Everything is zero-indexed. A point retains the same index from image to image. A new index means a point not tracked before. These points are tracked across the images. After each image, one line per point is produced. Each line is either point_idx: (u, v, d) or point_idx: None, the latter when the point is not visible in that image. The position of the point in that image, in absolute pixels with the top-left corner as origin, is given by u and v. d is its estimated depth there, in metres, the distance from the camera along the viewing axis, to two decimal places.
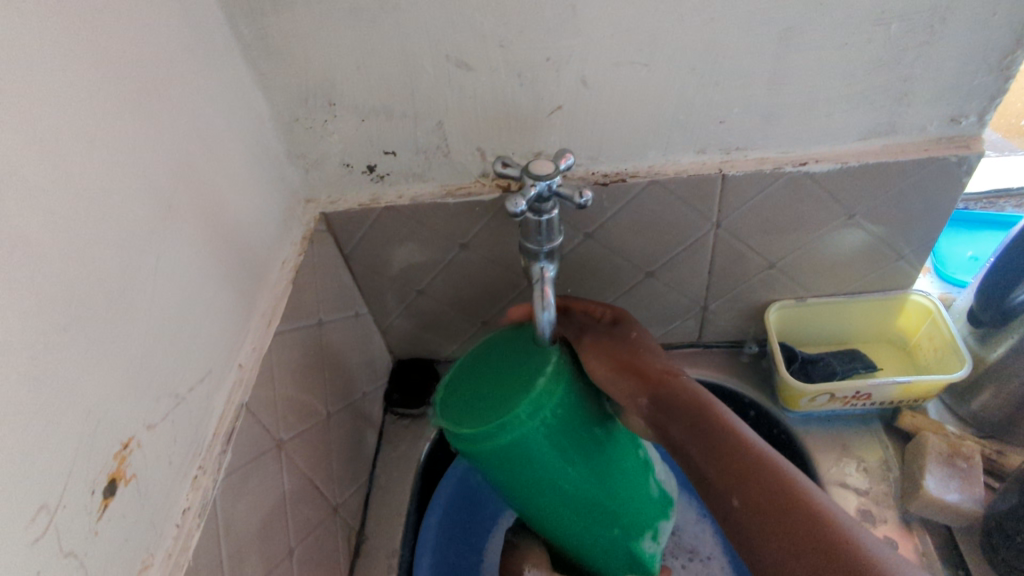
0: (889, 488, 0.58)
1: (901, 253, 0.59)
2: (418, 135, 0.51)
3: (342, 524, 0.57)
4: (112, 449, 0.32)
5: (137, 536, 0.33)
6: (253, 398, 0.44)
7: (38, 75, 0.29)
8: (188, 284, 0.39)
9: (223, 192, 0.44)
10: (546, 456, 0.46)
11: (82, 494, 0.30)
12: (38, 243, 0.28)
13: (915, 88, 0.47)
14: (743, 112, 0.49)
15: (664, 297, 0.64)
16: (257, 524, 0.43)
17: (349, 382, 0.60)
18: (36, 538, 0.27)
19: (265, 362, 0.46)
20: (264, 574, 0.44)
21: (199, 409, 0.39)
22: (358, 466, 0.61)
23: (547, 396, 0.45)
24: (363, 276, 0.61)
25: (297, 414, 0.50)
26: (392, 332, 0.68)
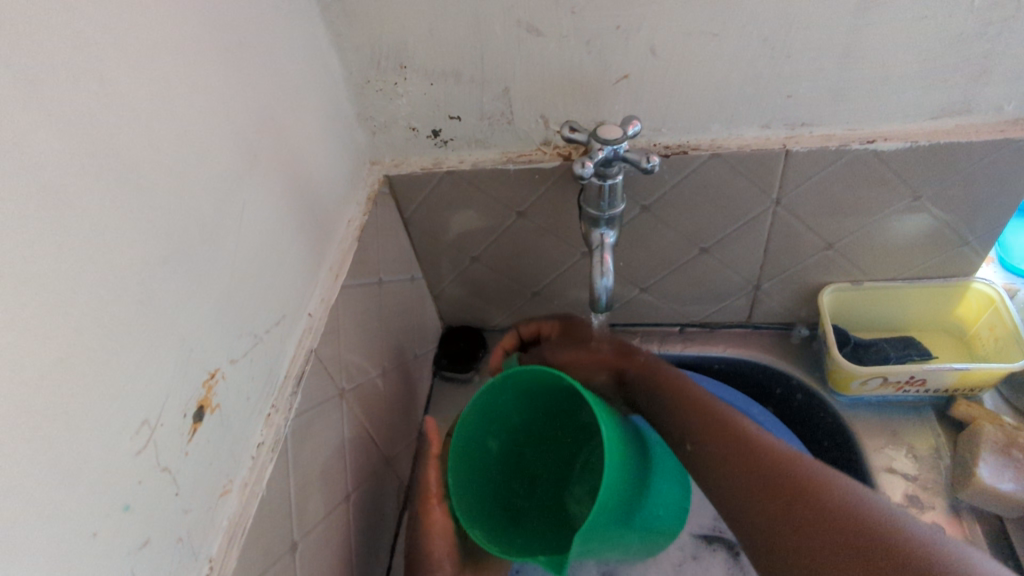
0: (939, 476, 0.58)
1: (966, 240, 0.58)
2: (484, 101, 0.52)
3: (394, 477, 0.59)
4: (201, 378, 0.34)
5: (220, 463, 0.36)
6: (322, 345, 0.46)
7: (149, 23, 0.31)
8: (269, 232, 0.41)
9: (299, 147, 0.45)
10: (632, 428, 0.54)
11: (177, 417, 0.32)
12: (150, 180, 0.31)
13: (996, 64, 0.46)
14: (814, 85, 0.48)
15: (717, 275, 0.64)
16: (321, 465, 0.46)
17: (403, 341, 0.62)
18: (139, 450, 0.29)
19: (333, 313, 0.48)
20: (325, 514, 0.46)
21: (275, 349, 0.42)
22: (409, 424, 0.63)
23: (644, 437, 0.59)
24: (420, 239, 0.63)
25: (358, 367, 0.52)
26: (444, 297, 0.70)
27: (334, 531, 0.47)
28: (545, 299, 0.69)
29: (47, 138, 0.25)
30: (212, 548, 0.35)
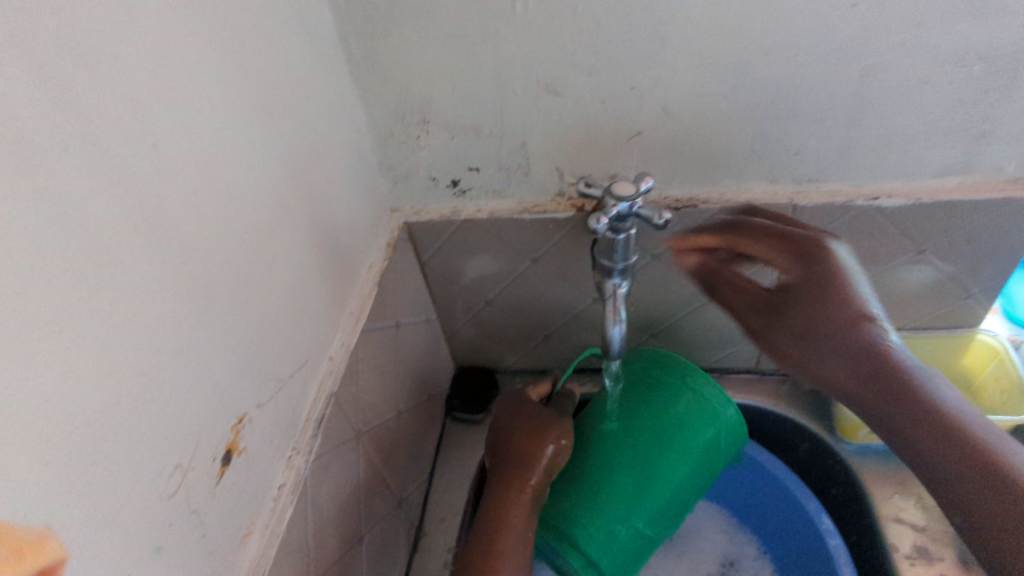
0: (948, 526, 0.57)
1: (970, 291, 0.59)
2: (502, 154, 0.54)
3: (405, 518, 0.59)
4: (230, 422, 0.35)
5: (244, 506, 0.36)
6: (341, 388, 0.47)
7: (197, 87, 0.33)
8: (296, 279, 0.43)
9: (327, 197, 0.47)
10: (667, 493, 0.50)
11: (207, 460, 0.33)
12: (192, 234, 0.33)
13: (995, 128, 0.48)
14: (821, 144, 0.50)
15: (726, 322, 0.65)
16: (337, 506, 0.46)
17: (417, 383, 0.63)
18: (172, 493, 0.31)
19: (352, 356, 0.49)
20: (340, 556, 0.47)
21: (298, 393, 0.43)
22: (421, 465, 0.64)
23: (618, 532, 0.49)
24: (436, 283, 0.65)
25: (374, 408, 0.54)
26: (457, 339, 0.71)
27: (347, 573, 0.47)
28: (557, 343, 0.70)
29: (103, 199, 0.27)
30: None
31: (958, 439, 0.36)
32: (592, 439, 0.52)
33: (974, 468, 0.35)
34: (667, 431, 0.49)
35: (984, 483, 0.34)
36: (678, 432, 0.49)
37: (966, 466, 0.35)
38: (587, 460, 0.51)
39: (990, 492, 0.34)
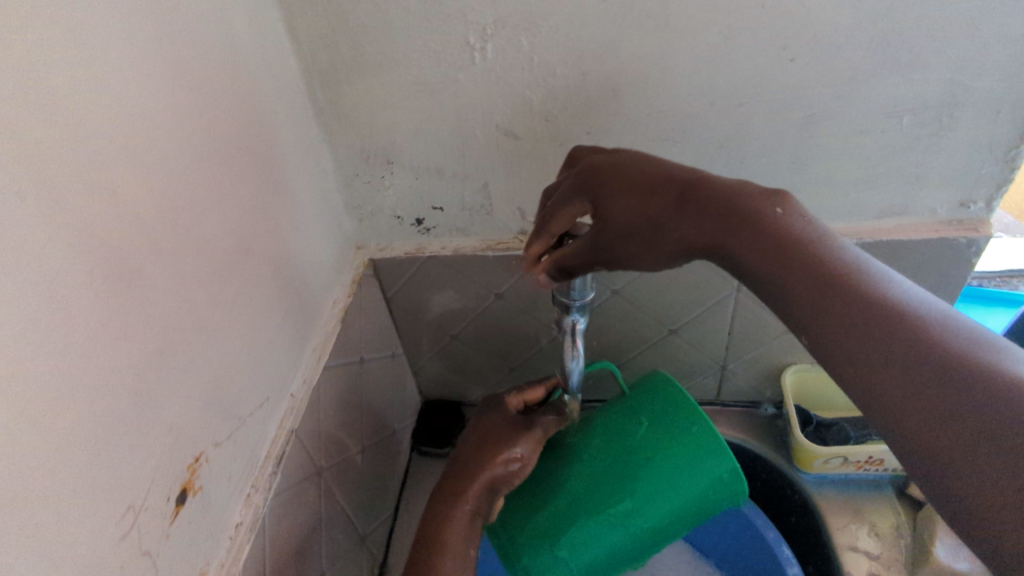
0: (900, 554, 0.59)
1: None
2: (465, 194, 0.56)
3: (368, 554, 0.59)
4: (186, 462, 0.36)
5: (198, 546, 0.36)
6: (302, 424, 0.48)
7: (160, 136, 0.34)
8: (257, 319, 0.44)
9: (291, 237, 0.49)
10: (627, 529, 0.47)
11: (160, 500, 0.33)
12: (149, 276, 0.33)
13: (926, 173, 0.51)
14: (766, 187, 0.53)
15: (685, 355, 0.67)
16: (295, 544, 0.46)
17: (382, 417, 0.63)
18: (123, 535, 0.31)
19: (314, 393, 0.50)
20: None
21: (257, 431, 0.43)
22: (385, 499, 0.64)
23: (572, 555, 0.47)
24: (402, 318, 0.66)
25: (337, 444, 0.54)
26: (423, 373, 0.72)
27: None
28: (522, 376, 0.71)
29: (62, 249, 0.28)
30: None
31: (937, 356, 0.27)
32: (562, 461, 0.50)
33: (944, 389, 0.26)
34: (651, 461, 0.47)
35: (967, 407, 0.26)
36: (657, 468, 0.46)
37: (950, 388, 0.26)
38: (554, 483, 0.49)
39: (977, 422, 0.25)
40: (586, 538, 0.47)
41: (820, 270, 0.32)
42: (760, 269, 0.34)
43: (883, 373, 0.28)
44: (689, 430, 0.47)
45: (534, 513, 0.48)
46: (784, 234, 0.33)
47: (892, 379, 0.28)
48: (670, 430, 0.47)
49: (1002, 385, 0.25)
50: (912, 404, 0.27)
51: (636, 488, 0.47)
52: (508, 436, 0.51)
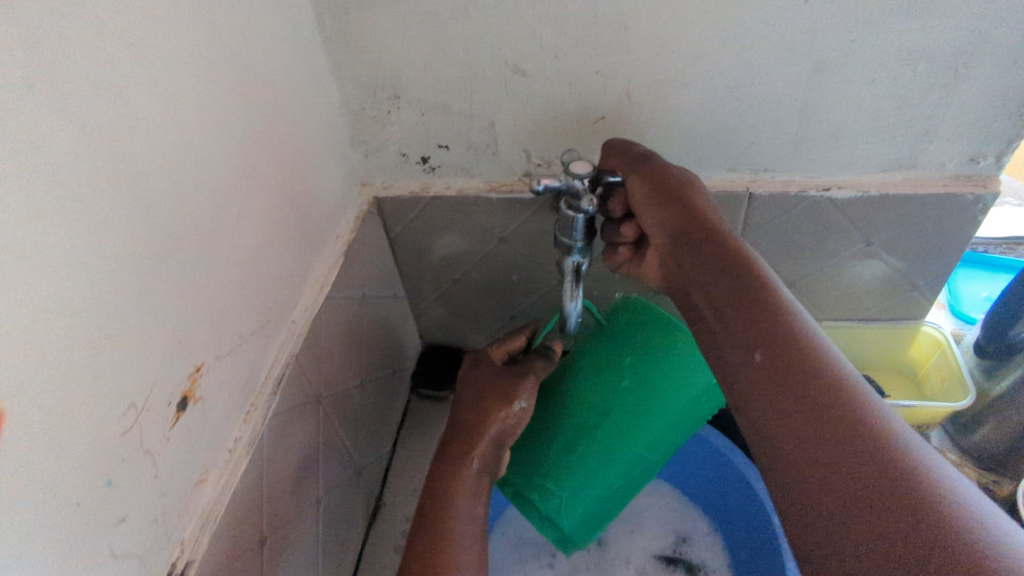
0: None
1: (915, 284, 0.61)
2: (471, 133, 0.55)
3: (365, 485, 0.61)
4: (188, 370, 0.36)
5: (198, 453, 0.37)
6: (302, 349, 0.48)
7: (166, 43, 0.34)
8: (260, 241, 0.44)
9: (296, 165, 0.49)
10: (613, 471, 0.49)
11: (162, 402, 0.34)
12: (153, 183, 0.33)
13: (937, 125, 0.51)
14: (774, 135, 0.53)
15: None
16: (294, 465, 0.47)
17: (382, 356, 0.64)
18: (125, 430, 0.32)
19: (315, 321, 0.51)
20: (296, 513, 0.48)
21: (258, 350, 0.44)
22: (383, 436, 0.65)
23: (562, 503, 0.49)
24: (405, 259, 0.66)
25: (337, 375, 0.55)
26: (425, 317, 0.73)
27: (303, 531, 0.48)
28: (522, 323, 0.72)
29: (69, 142, 0.28)
30: (183, 535, 0.36)
31: (871, 455, 0.28)
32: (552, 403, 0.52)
33: (870, 487, 0.27)
34: (629, 401, 0.47)
35: (883, 495, 0.26)
36: (635, 409, 0.47)
37: (875, 482, 0.27)
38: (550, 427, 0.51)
39: (893, 523, 0.26)
40: (573, 488, 0.49)
41: (825, 384, 0.31)
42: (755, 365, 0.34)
43: (817, 456, 0.29)
44: (668, 363, 0.46)
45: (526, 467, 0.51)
46: (800, 348, 0.33)
47: (842, 497, 0.27)
48: (648, 367, 0.47)
49: (933, 495, 0.26)
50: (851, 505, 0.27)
51: (615, 433, 0.47)
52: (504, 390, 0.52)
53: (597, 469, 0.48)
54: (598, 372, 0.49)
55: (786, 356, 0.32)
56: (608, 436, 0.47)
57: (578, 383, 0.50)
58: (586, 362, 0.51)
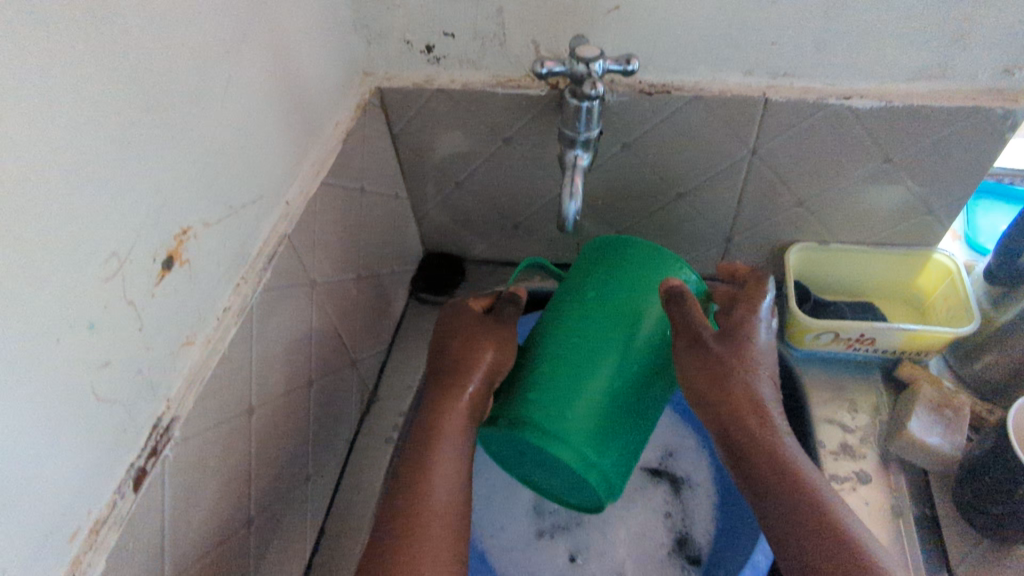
0: (875, 429, 0.60)
1: (931, 208, 0.59)
2: (478, 20, 0.53)
3: (359, 378, 0.62)
4: (173, 230, 0.36)
5: (185, 316, 0.38)
6: (296, 231, 0.48)
7: None
8: (253, 113, 0.43)
9: (293, 39, 0.47)
10: (628, 404, 0.45)
11: (146, 257, 0.34)
12: (135, 28, 0.32)
13: (974, 29, 0.47)
14: (798, 35, 0.50)
15: (691, 223, 0.66)
16: (286, 344, 0.48)
17: (380, 254, 0.64)
18: (108, 278, 0.32)
19: (310, 205, 0.50)
20: (288, 392, 0.48)
21: (249, 225, 0.44)
22: (380, 334, 0.66)
23: (583, 436, 0.44)
24: (407, 158, 0.65)
25: (332, 265, 0.55)
26: (427, 222, 0.72)
27: (294, 410, 0.49)
28: (524, 233, 0.71)
29: None
30: (170, 391, 0.37)
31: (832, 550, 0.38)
32: (549, 355, 0.46)
33: None
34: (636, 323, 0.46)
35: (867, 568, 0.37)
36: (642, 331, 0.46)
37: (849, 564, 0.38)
38: (554, 386, 0.45)
39: None
40: (591, 418, 0.44)
41: (796, 480, 0.41)
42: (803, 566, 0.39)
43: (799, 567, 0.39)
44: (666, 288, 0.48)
45: (532, 403, 0.45)
46: (773, 456, 0.43)
47: None
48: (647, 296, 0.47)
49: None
50: None
51: (628, 355, 0.45)
52: (473, 343, 0.50)
53: (615, 396, 0.45)
54: (596, 300, 0.47)
55: (764, 492, 0.42)
56: (624, 358, 0.45)
57: (574, 313, 0.48)
58: (588, 318, 0.47)
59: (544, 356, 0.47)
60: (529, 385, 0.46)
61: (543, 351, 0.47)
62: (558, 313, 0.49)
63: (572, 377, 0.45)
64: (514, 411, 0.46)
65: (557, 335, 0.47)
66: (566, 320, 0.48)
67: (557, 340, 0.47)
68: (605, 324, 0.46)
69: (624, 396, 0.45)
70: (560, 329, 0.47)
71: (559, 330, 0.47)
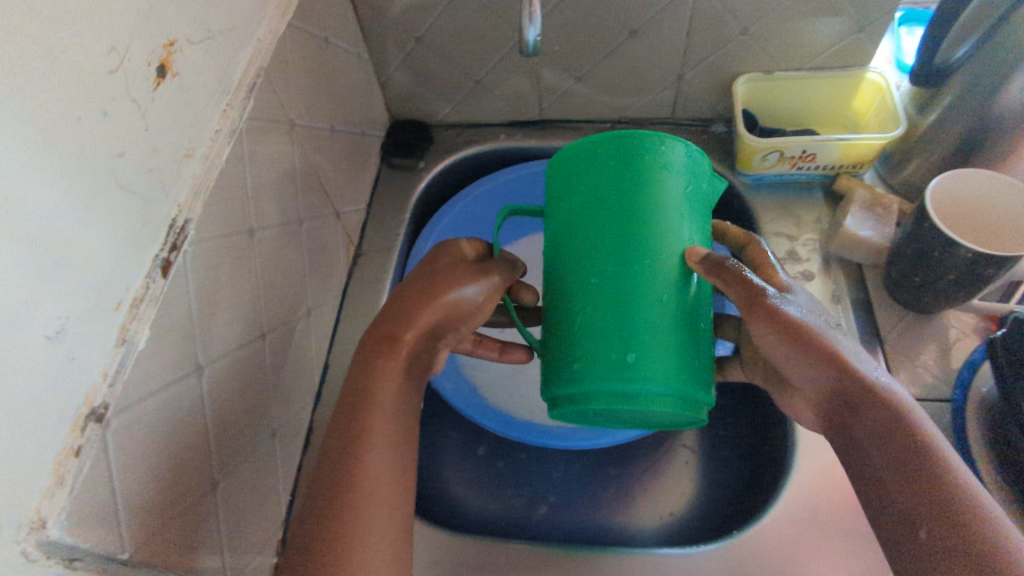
0: (817, 237, 0.67)
1: (863, 27, 0.63)
2: None
3: (344, 230, 0.65)
4: (160, 40, 0.37)
5: (180, 128, 0.40)
6: (270, 67, 0.50)
7: None
8: None
9: None
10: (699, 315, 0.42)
11: (142, 59, 0.36)
12: None
13: None
14: None
15: (645, 62, 0.69)
16: (275, 177, 0.51)
17: (348, 111, 0.66)
18: (112, 70, 0.34)
19: (278, 44, 0.51)
20: (282, 224, 0.52)
21: (227, 53, 0.45)
22: (359, 191, 0.69)
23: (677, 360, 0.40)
24: (366, 13, 0.66)
25: (306, 111, 0.57)
26: (391, 85, 0.74)
27: (289, 242, 0.53)
28: (486, 89, 0.73)
29: None
30: (178, 199, 0.40)
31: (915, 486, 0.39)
32: (571, 218, 0.42)
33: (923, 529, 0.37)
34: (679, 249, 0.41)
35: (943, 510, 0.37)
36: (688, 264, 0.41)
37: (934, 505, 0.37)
38: (640, 296, 0.39)
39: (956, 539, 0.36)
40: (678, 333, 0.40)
41: (889, 418, 0.41)
42: (896, 509, 0.39)
43: (889, 506, 0.39)
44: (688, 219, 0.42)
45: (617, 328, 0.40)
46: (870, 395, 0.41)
47: (909, 529, 0.38)
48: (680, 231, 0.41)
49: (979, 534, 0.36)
50: (907, 535, 0.38)
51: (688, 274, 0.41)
52: (420, 292, 0.47)
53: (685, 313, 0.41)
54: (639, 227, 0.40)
55: (869, 449, 0.41)
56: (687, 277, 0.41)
57: (622, 236, 0.40)
58: (642, 232, 0.40)
59: (565, 221, 0.42)
60: (590, 267, 0.40)
61: (609, 264, 0.40)
62: (591, 233, 0.40)
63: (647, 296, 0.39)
64: (590, 306, 0.40)
65: (563, 202, 0.42)
66: (614, 239, 0.40)
67: (572, 195, 0.41)
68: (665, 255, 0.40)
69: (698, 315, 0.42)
70: (553, 192, 0.43)
71: (557, 191, 0.43)
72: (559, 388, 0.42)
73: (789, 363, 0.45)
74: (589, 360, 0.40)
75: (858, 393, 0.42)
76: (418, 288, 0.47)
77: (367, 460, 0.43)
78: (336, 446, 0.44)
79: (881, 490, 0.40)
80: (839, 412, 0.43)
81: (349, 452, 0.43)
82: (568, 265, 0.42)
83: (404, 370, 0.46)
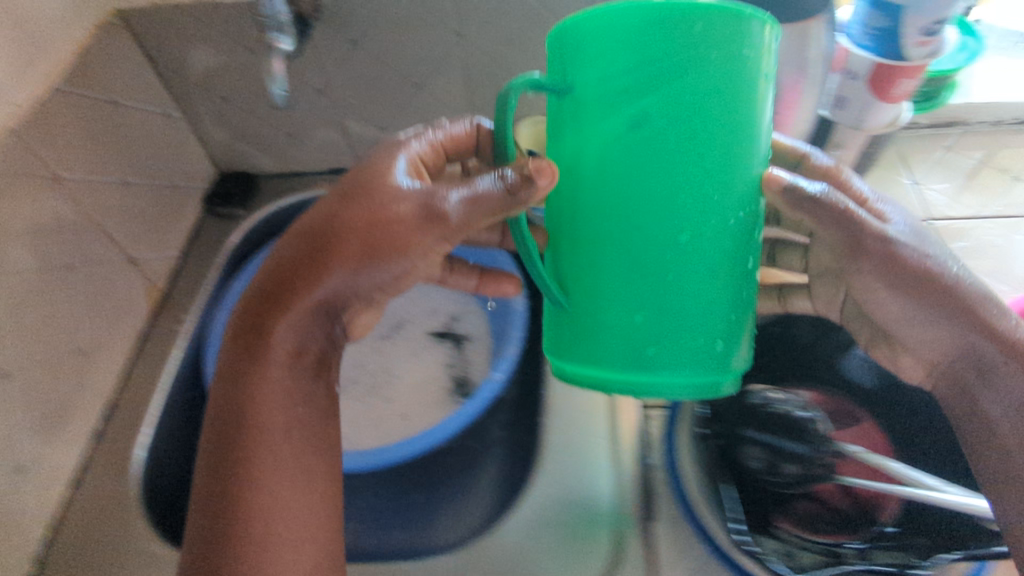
0: None
1: None
2: None
3: (143, 275, 0.69)
4: None
5: None
6: (27, 128, 0.54)
7: None
8: None
9: None
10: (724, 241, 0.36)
11: None
12: None
13: None
14: None
15: (437, 111, 0.75)
16: (31, 227, 0.55)
17: (152, 166, 0.71)
18: None
19: (43, 107, 0.56)
20: (41, 270, 0.56)
21: None
22: (168, 240, 0.73)
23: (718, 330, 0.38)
24: (170, 77, 0.71)
25: (85, 166, 0.61)
26: (211, 142, 0.79)
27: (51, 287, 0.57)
28: (300, 141, 0.79)
29: None
30: None
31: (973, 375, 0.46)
32: (624, 161, 0.34)
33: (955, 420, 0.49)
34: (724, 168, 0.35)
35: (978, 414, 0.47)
36: (721, 193, 0.35)
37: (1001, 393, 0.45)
38: (692, 274, 0.36)
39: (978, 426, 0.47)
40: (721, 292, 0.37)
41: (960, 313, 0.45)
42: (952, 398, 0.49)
43: (962, 404, 0.48)
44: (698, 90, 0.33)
45: (616, 311, 0.37)
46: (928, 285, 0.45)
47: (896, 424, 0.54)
48: (714, 157, 0.34)
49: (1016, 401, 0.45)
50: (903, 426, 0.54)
51: (713, 206, 0.35)
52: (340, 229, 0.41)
53: (715, 246, 0.36)
54: (654, 185, 0.34)
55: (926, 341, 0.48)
56: (712, 216, 0.35)
57: (625, 194, 0.35)
58: (633, 196, 0.35)
59: (606, 162, 0.35)
60: (731, 236, 0.36)
61: (683, 229, 0.35)
62: (587, 202, 0.36)
63: (713, 265, 0.36)
64: (653, 276, 0.36)
65: (641, 118, 0.33)
66: (641, 203, 0.35)
67: (663, 122, 0.33)
68: (714, 221, 0.36)
69: (705, 257, 0.36)
70: (596, 112, 0.35)
71: (623, 105, 0.33)
72: (576, 364, 0.40)
73: (904, 325, 0.49)
74: (681, 355, 0.37)
75: (995, 358, 0.45)
76: (341, 215, 0.41)
77: (248, 468, 0.42)
78: (225, 419, 0.44)
79: (968, 409, 0.47)
80: (961, 375, 0.48)
81: (234, 436, 0.43)
82: (598, 231, 0.36)
83: (284, 364, 0.44)
